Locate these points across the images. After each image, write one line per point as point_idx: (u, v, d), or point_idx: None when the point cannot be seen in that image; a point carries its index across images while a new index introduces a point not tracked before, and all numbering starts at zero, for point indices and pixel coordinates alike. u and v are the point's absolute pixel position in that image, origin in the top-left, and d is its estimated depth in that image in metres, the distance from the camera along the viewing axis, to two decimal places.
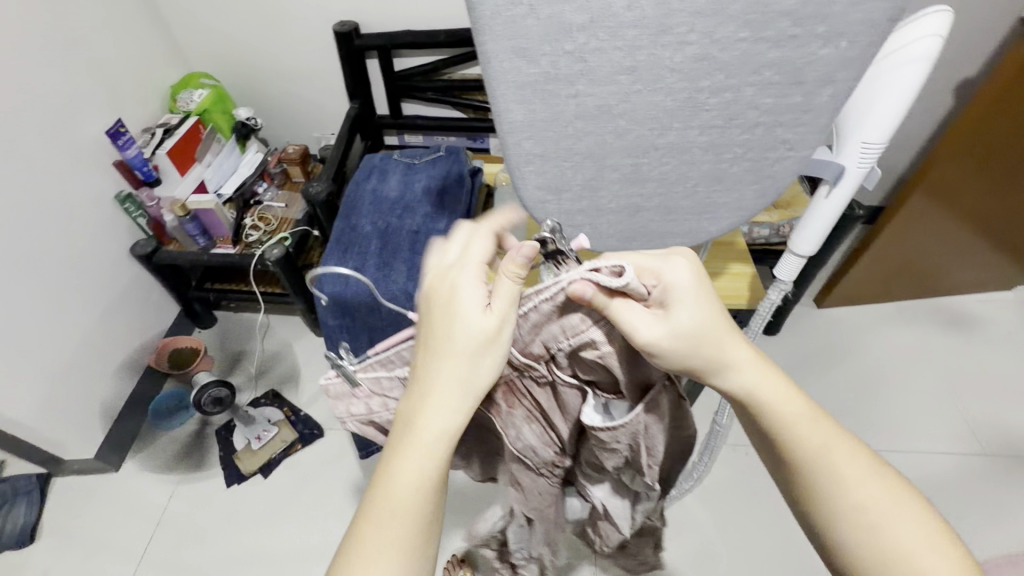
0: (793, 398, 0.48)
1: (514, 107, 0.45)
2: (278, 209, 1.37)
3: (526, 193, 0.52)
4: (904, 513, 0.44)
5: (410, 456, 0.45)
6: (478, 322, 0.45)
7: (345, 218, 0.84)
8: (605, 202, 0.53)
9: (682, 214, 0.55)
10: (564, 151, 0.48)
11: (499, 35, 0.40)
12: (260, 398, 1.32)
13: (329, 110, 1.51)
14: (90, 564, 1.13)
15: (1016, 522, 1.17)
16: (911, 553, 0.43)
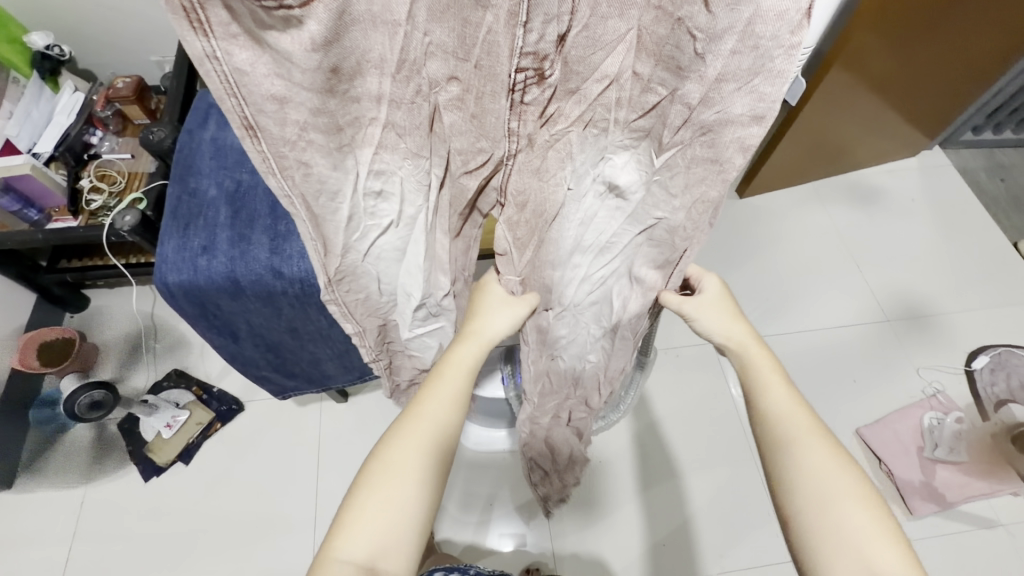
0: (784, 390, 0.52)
1: (269, 81, 0.34)
2: (123, 162, 1.13)
3: (339, 136, 0.40)
4: (807, 435, 0.49)
5: (431, 391, 0.51)
6: (497, 321, 0.55)
7: (179, 182, 0.66)
8: (465, 149, 0.42)
9: (535, 168, 0.42)
10: (358, 103, 0.38)
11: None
12: (163, 381, 1.19)
13: (162, 25, 1.20)
14: None
15: (909, 376, 1.27)
16: (801, 459, 0.48)
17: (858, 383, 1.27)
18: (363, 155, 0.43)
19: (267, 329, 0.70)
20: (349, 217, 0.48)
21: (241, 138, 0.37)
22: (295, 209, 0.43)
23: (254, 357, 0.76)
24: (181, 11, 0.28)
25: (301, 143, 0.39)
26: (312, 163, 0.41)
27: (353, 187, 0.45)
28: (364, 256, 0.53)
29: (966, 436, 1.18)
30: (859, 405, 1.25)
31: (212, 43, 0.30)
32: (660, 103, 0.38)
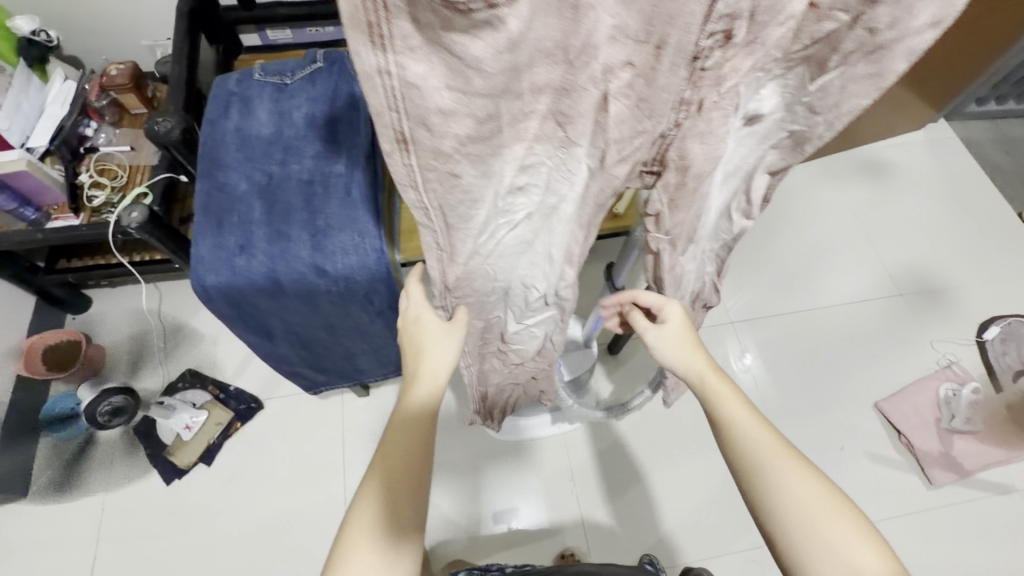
0: (749, 414, 0.53)
1: (440, 90, 0.28)
2: (122, 155, 1.07)
3: (489, 147, 0.34)
4: (779, 460, 0.49)
5: (395, 429, 0.53)
6: (449, 347, 0.57)
7: (206, 176, 0.62)
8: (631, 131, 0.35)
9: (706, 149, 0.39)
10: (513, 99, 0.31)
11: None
12: (177, 382, 1.16)
13: (153, 4, 1.13)
14: None
15: (924, 348, 1.29)
16: (778, 484, 0.48)
17: (876, 359, 1.28)
18: (510, 156, 0.36)
19: (302, 328, 0.67)
20: (477, 228, 0.42)
21: (390, 153, 0.31)
22: (431, 220, 0.38)
23: (290, 356, 0.73)
24: (364, 28, 0.24)
25: (452, 158, 0.33)
26: (456, 175, 0.35)
27: (489, 198, 0.39)
28: (485, 257, 0.48)
29: (982, 406, 1.21)
30: (877, 380, 1.26)
31: (389, 58, 0.26)
32: (836, 30, 0.32)
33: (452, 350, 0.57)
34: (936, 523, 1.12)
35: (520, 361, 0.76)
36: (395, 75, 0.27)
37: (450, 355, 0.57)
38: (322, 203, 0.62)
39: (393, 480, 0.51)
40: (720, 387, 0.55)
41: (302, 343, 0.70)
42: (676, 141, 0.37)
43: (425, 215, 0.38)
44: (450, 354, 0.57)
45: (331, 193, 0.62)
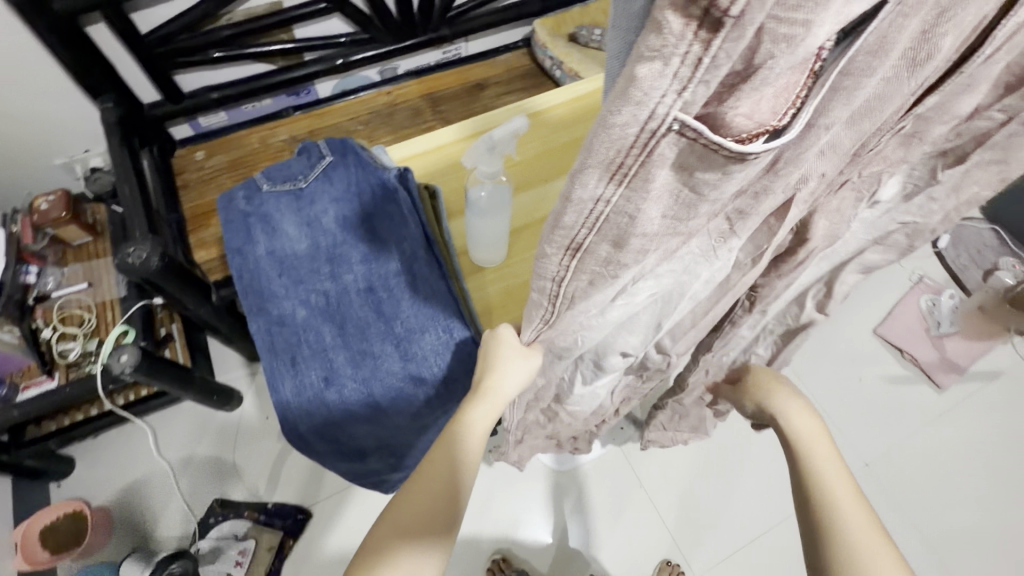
0: (834, 461, 0.51)
1: (653, 218, 0.25)
2: (82, 295, 0.95)
3: (657, 259, 0.31)
4: (851, 501, 0.46)
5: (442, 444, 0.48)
6: (524, 361, 0.49)
7: (259, 313, 0.57)
8: (800, 211, 0.35)
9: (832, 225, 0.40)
10: (701, 221, 0.28)
11: (699, 143, 0.20)
12: (207, 518, 1.05)
13: (66, 120, 1.00)
14: None
15: (897, 271, 1.42)
16: (839, 521, 0.45)
17: (862, 290, 1.40)
18: (668, 251, 0.31)
19: (396, 439, 0.63)
20: (600, 310, 0.38)
21: (558, 255, 0.28)
22: (555, 305, 0.34)
23: (376, 468, 0.68)
24: (609, 165, 0.21)
25: (623, 264, 0.29)
26: (611, 275, 0.31)
27: (626, 289, 0.35)
28: (585, 334, 0.43)
29: (960, 309, 1.35)
30: (870, 308, 1.37)
31: (621, 190, 0.23)
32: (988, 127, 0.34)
33: (523, 367, 0.49)
34: (957, 424, 1.25)
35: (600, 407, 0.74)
36: (610, 204, 0.24)
37: (514, 372, 0.50)
38: (393, 308, 0.58)
39: (421, 514, 0.43)
40: (806, 433, 0.54)
41: (391, 453, 0.66)
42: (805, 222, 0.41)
43: (548, 295, 0.34)
44: (516, 369, 0.50)
45: (397, 294, 0.58)
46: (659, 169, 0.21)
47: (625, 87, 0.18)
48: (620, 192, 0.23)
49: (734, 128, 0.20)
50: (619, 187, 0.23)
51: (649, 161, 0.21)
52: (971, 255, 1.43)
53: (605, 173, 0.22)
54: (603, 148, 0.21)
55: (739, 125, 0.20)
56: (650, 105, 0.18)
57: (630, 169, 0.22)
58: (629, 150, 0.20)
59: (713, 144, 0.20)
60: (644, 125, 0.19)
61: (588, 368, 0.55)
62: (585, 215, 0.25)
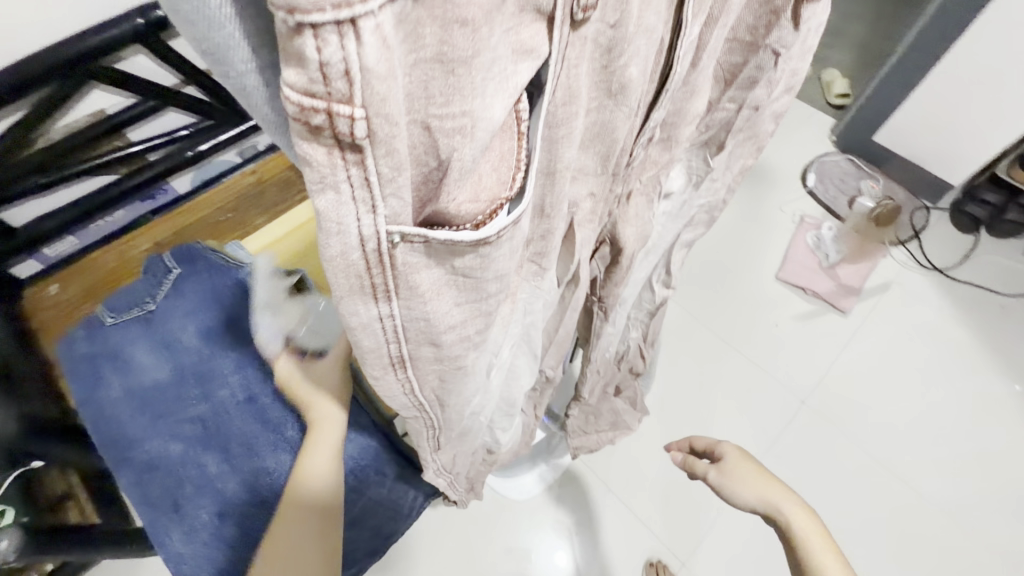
0: (820, 535, 0.57)
1: (453, 314, 0.23)
2: None
3: (500, 331, 0.30)
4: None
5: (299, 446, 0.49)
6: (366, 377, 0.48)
7: (128, 463, 0.52)
8: (623, 230, 0.35)
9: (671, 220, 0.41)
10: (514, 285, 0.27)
11: (435, 242, 0.18)
12: None
13: None
14: None
15: (781, 217, 1.53)
16: None
17: (756, 242, 1.49)
18: (506, 322, 0.29)
19: None
20: (483, 384, 0.36)
21: (385, 371, 0.25)
22: (426, 412, 0.32)
23: None
24: (362, 291, 0.19)
25: (457, 357, 0.27)
26: (461, 364, 0.29)
27: (490, 360, 0.33)
28: (479, 413, 0.40)
29: (841, 235, 1.47)
30: (767, 256, 1.47)
31: (396, 305, 0.20)
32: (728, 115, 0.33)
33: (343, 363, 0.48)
34: (867, 342, 1.35)
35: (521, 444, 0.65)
36: (391, 321, 0.21)
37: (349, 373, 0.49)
38: (279, 415, 0.54)
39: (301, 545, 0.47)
40: (792, 510, 0.59)
41: None
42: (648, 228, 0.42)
43: (419, 402, 0.31)
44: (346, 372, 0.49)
45: (281, 399, 0.54)
46: (416, 277, 0.19)
47: (315, 222, 0.16)
48: (395, 308, 0.20)
49: (465, 216, 0.18)
50: (388, 304, 0.20)
51: (398, 277, 0.18)
52: (837, 186, 1.56)
53: (362, 297, 0.19)
54: (340, 280, 0.18)
55: (467, 209, 0.18)
56: (352, 230, 0.16)
57: (388, 288, 0.19)
58: (369, 275, 0.18)
59: (450, 238, 0.18)
60: (363, 251, 0.17)
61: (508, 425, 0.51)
62: (376, 335, 0.21)
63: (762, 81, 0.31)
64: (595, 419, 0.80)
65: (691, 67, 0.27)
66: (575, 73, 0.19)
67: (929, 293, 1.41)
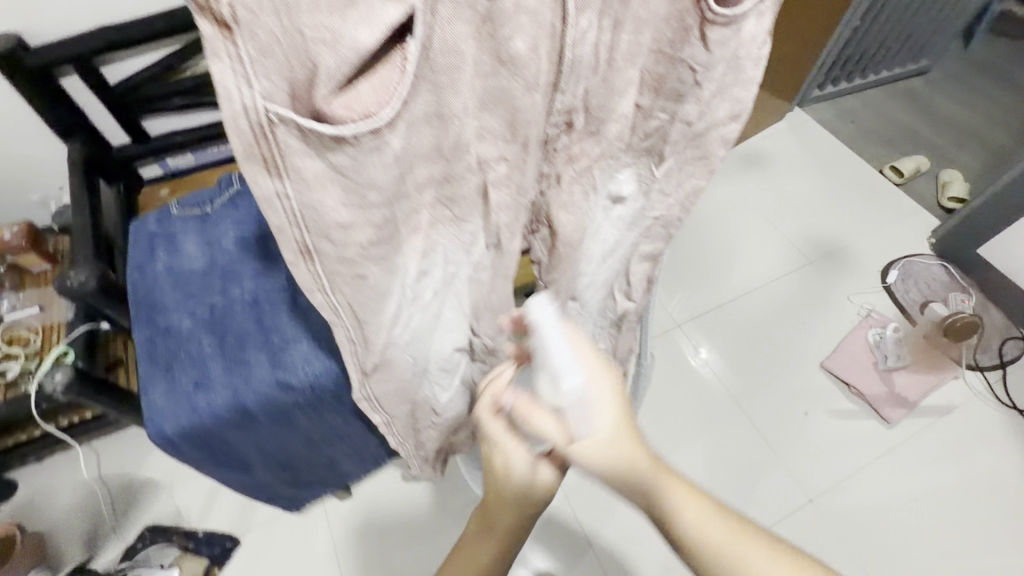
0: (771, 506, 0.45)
1: (340, 210, 0.28)
2: (32, 317, 1.01)
3: (404, 256, 0.35)
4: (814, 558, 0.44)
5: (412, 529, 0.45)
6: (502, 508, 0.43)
7: (147, 323, 0.61)
8: (556, 213, 0.39)
9: (614, 221, 0.45)
10: (406, 210, 0.32)
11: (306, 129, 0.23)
12: (135, 543, 1.05)
13: (39, 160, 1.10)
14: None
15: (844, 305, 1.43)
16: None
17: (807, 323, 1.41)
18: (411, 249, 0.35)
19: (280, 448, 0.65)
20: (399, 313, 0.40)
21: (295, 260, 0.31)
22: (343, 319, 0.37)
23: (267, 480, 0.70)
24: (256, 159, 0.25)
25: (355, 261, 0.32)
26: (365, 273, 0.34)
27: (401, 286, 0.37)
28: (404, 345, 0.45)
29: (905, 340, 1.35)
30: (816, 341, 1.38)
31: (288, 183, 0.26)
32: (663, 126, 0.36)
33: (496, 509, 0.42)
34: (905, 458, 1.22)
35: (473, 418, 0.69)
36: (285, 198, 0.27)
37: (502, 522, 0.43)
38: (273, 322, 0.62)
39: None
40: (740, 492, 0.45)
41: (278, 464, 0.68)
42: (599, 230, 0.44)
43: (334, 305, 0.36)
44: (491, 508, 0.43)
45: (279, 307, 0.62)
46: (298, 157, 0.25)
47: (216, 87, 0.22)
48: (285, 183, 0.26)
49: (334, 118, 0.24)
50: (278, 177, 0.26)
51: (280, 152, 0.24)
52: (918, 288, 1.43)
53: (255, 163, 0.25)
54: (233, 142, 0.24)
55: (337, 112, 0.23)
56: (237, 99, 0.22)
57: (275, 162, 0.25)
58: (256, 142, 0.24)
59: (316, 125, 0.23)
60: (250, 122, 0.23)
61: (450, 380, 0.56)
62: (275, 207, 0.27)
63: (696, 103, 0.34)
64: None
65: (613, 68, 0.30)
66: (450, 30, 0.24)
67: (995, 430, 1.24)
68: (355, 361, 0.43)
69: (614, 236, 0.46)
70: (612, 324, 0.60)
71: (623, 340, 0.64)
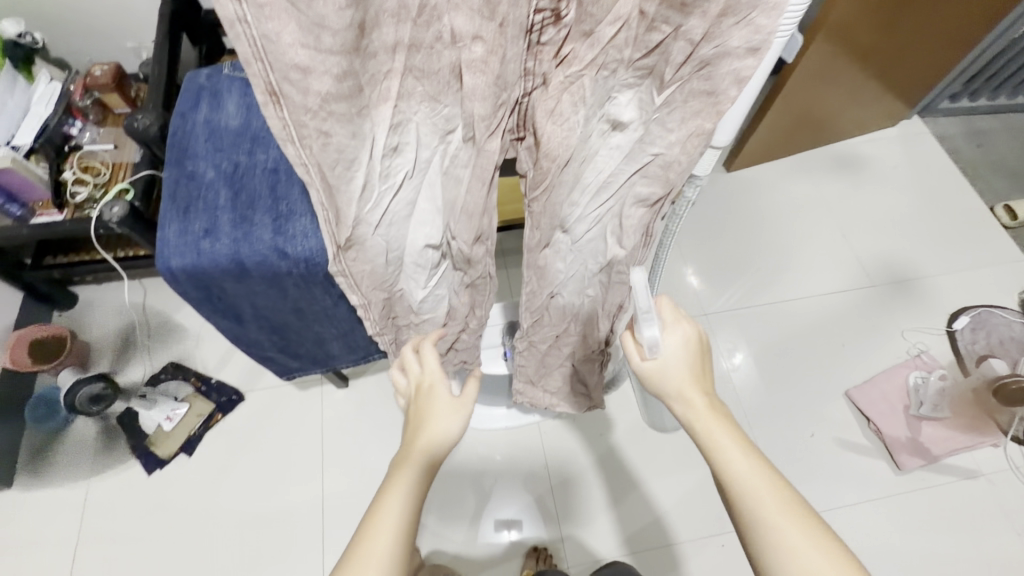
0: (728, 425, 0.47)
1: (298, 51, 0.29)
2: (107, 153, 1.11)
3: (371, 120, 0.36)
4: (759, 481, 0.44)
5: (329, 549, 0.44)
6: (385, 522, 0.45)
7: (176, 165, 0.66)
8: (539, 121, 0.38)
9: (611, 152, 0.42)
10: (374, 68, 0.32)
11: None
12: (160, 374, 1.18)
13: (136, 8, 1.17)
14: (20, 568, 1.03)
15: (894, 338, 1.31)
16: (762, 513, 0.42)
17: (845, 346, 1.31)
18: (380, 117, 0.36)
19: (272, 311, 0.70)
20: (369, 185, 0.41)
21: (263, 105, 0.32)
22: (311, 179, 0.38)
23: (259, 338, 0.75)
24: None
25: (319, 115, 0.33)
26: (331, 130, 0.35)
27: (370, 154, 0.38)
28: (375, 227, 0.46)
29: (950, 391, 1.23)
30: (848, 367, 1.29)
31: (244, 6, 0.26)
32: (663, 43, 0.32)
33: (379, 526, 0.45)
34: (903, 509, 1.14)
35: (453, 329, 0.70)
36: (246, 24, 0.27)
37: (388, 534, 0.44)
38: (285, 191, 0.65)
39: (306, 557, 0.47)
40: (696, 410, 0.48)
41: (270, 327, 0.73)
42: (592, 156, 0.42)
43: (303, 161, 0.37)
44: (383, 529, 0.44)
45: (293, 179, 0.65)
46: None
47: None
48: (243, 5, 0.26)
49: None
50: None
51: None
52: (986, 341, 1.28)
53: None
54: None
55: None
56: None
57: None
58: None
59: None
60: None
61: (427, 281, 0.57)
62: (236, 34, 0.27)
63: (706, 15, 0.30)
64: (539, 369, 0.81)
65: None
66: None
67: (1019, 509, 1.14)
68: (330, 235, 0.45)
69: (609, 171, 0.44)
70: (604, 271, 0.58)
71: (614, 292, 0.62)
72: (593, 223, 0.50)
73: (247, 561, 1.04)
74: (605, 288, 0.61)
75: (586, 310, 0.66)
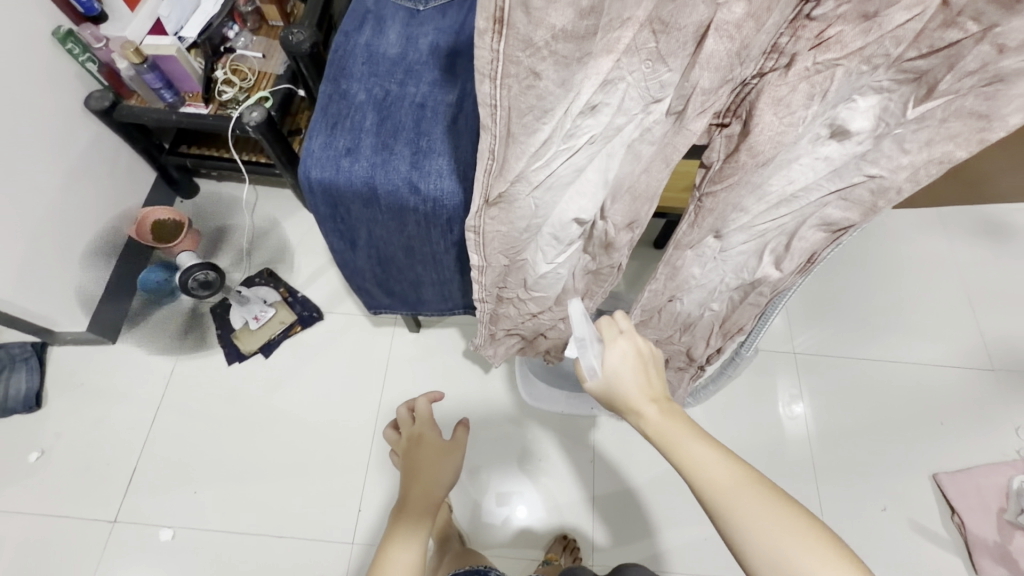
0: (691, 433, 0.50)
1: None
2: (254, 61, 1.16)
3: (582, 72, 0.34)
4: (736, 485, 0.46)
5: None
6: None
7: (332, 82, 0.68)
8: (761, 104, 0.36)
9: (822, 157, 0.40)
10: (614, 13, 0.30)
11: None
12: (255, 277, 1.26)
13: None
14: (108, 417, 1.14)
15: (1003, 432, 1.17)
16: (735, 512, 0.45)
17: (943, 428, 1.18)
18: (595, 70, 0.34)
19: (384, 244, 0.71)
20: (543, 146, 0.39)
21: (482, 33, 0.31)
22: (495, 122, 0.37)
23: (362, 268, 0.77)
24: None
25: (539, 54, 0.32)
26: (541, 71, 0.33)
27: (563, 110, 0.36)
28: (531, 189, 0.44)
29: None
30: (939, 452, 1.16)
31: None
32: (959, 42, 0.31)
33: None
34: None
35: (554, 313, 0.69)
36: None
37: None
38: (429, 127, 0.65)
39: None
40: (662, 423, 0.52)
41: (377, 259, 0.75)
42: (796, 155, 0.40)
43: (492, 102, 0.36)
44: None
45: (438, 119, 0.65)
46: None
47: None
48: None
49: None
50: None
51: None
52: None
53: None
54: None
55: None
56: None
57: None
58: None
59: None
60: None
61: (552, 256, 0.55)
62: None
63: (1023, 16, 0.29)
64: None
65: None
66: None
67: None
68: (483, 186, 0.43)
69: (807, 178, 0.41)
70: (739, 285, 0.55)
71: (740, 310, 0.59)
72: (754, 232, 0.47)
73: (295, 468, 1.10)
74: (733, 301, 0.58)
75: (700, 321, 0.63)
